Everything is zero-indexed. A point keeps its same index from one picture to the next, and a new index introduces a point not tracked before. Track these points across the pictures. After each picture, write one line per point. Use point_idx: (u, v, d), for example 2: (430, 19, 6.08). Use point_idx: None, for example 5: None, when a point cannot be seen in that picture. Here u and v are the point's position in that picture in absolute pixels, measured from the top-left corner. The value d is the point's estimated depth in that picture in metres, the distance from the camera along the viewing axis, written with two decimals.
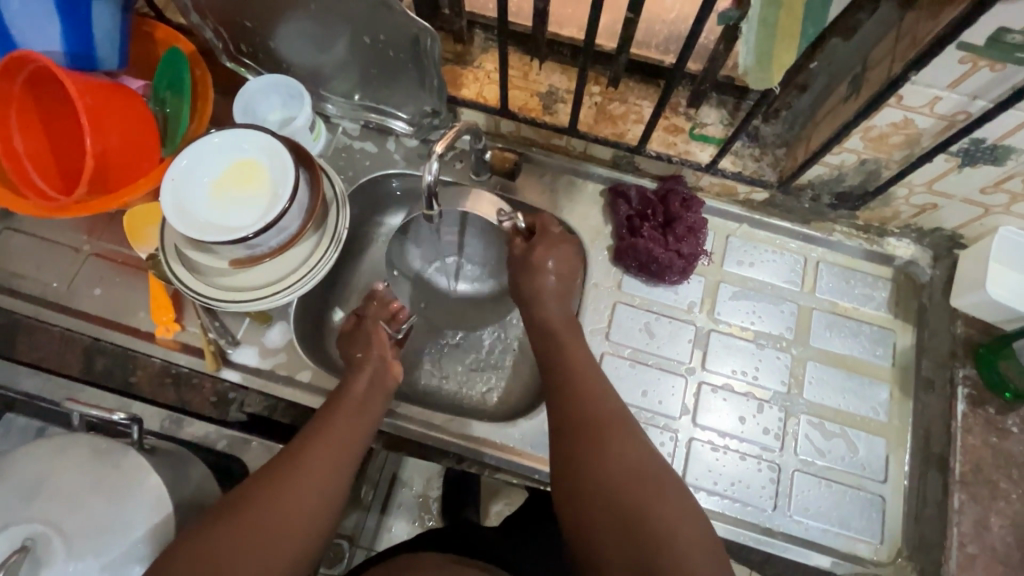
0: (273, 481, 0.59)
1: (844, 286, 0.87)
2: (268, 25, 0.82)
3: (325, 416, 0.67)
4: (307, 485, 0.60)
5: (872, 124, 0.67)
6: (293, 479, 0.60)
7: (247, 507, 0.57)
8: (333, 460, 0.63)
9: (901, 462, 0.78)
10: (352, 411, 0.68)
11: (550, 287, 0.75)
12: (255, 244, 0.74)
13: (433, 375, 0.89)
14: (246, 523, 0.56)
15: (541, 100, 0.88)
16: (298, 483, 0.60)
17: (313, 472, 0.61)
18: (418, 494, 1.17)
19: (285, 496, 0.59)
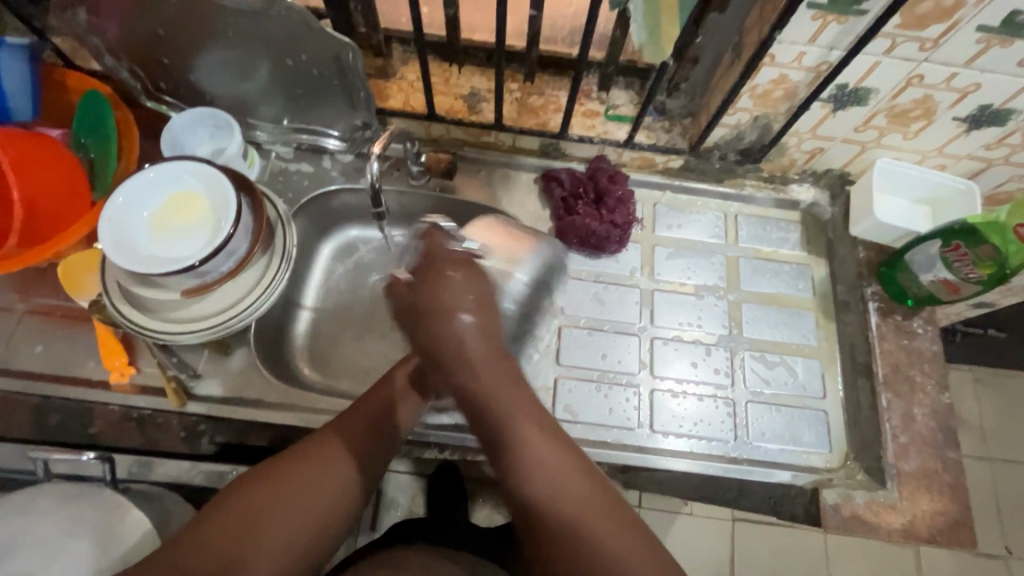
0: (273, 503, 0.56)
1: (762, 233, 0.97)
2: (187, 60, 0.83)
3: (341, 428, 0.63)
4: (332, 486, 0.59)
5: (755, 83, 0.77)
6: (318, 480, 0.58)
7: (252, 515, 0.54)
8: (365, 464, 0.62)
9: (834, 376, 0.88)
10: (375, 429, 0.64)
11: (464, 327, 0.58)
12: (205, 271, 0.75)
13: None
14: (254, 515, 0.54)
15: (465, 102, 0.93)
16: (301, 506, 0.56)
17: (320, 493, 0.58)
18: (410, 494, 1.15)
19: (305, 494, 0.57)
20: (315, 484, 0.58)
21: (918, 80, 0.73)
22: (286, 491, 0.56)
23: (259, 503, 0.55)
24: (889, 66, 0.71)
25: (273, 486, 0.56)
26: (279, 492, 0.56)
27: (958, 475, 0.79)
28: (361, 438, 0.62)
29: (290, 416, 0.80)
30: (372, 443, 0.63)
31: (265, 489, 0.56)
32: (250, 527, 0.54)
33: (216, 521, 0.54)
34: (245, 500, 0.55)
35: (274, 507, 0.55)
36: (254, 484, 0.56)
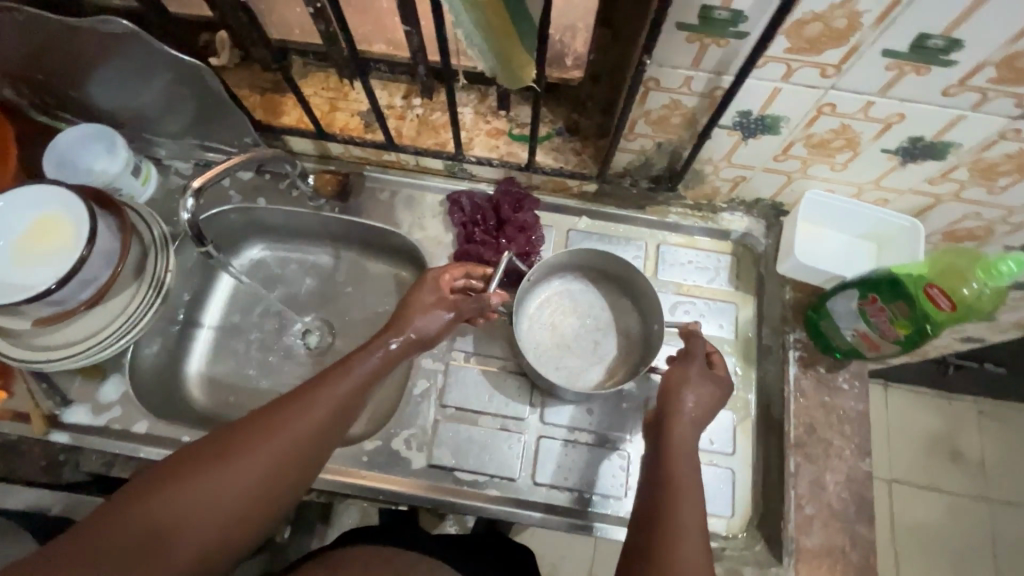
0: (208, 479, 0.53)
1: (685, 265, 0.89)
2: (63, 75, 0.81)
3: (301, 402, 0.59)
4: (264, 475, 0.55)
5: (647, 107, 0.68)
6: (247, 468, 0.55)
7: (182, 493, 0.52)
8: (306, 441, 0.58)
9: (747, 432, 0.79)
10: (337, 412, 0.61)
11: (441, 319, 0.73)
12: (60, 299, 0.72)
13: None
14: (189, 493, 0.52)
15: (362, 119, 0.88)
16: (236, 486, 0.54)
17: (258, 474, 0.55)
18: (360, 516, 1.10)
19: (228, 483, 0.54)
20: (237, 477, 0.54)
21: (830, 109, 0.63)
22: (199, 479, 0.53)
23: (194, 482, 0.53)
24: (792, 93, 0.62)
25: (192, 479, 0.53)
26: (199, 483, 0.53)
27: (867, 555, 0.71)
28: (297, 420, 0.58)
29: (154, 448, 0.78)
30: (312, 428, 0.59)
31: (176, 481, 0.53)
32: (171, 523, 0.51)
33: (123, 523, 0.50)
34: (160, 495, 0.52)
35: (184, 505, 0.52)
36: (167, 474, 0.53)
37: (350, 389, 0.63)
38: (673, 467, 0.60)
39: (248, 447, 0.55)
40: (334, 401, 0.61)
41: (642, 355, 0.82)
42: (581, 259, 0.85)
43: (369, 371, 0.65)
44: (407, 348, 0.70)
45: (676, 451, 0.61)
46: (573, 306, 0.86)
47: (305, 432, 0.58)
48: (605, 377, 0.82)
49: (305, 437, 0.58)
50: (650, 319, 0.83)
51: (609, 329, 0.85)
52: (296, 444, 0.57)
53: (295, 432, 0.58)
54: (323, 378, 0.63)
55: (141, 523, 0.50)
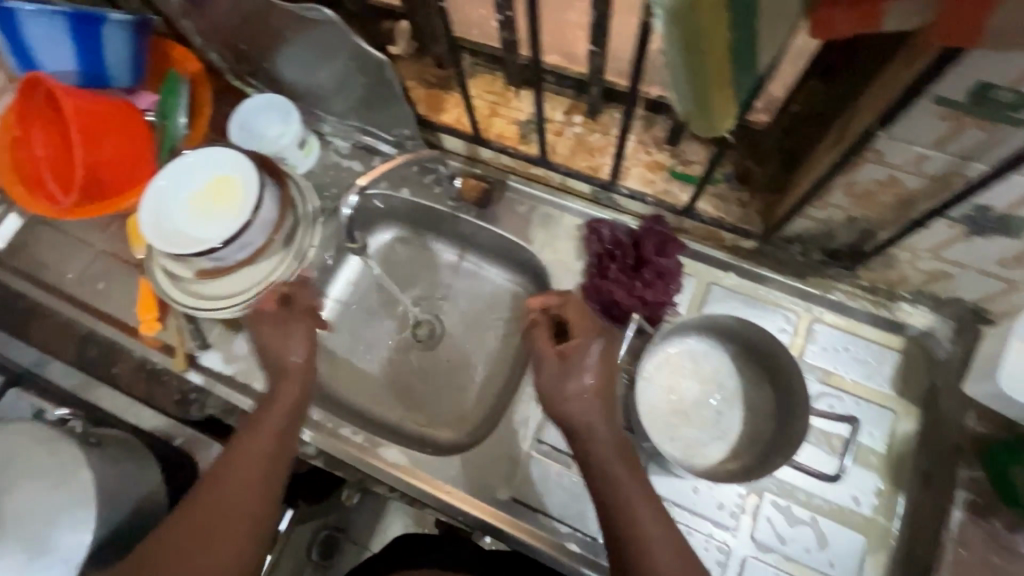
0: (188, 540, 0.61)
1: (840, 352, 0.78)
2: (259, 47, 0.86)
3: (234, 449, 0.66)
4: (224, 508, 0.63)
5: (854, 178, 0.59)
6: (216, 502, 0.63)
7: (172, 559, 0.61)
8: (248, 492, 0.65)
9: (878, 564, 0.69)
10: (254, 460, 0.66)
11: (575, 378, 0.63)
12: (221, 257, 0.78)
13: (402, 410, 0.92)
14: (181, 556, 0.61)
15: (519, 129, 0.86)
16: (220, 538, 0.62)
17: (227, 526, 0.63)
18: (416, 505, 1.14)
19: (218, 519, 0.63)
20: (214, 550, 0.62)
21: None
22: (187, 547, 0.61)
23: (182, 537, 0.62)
24: None
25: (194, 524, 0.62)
26: (200, 519, 0.62)
27: None
28: (228, 471, 0.65)
29: None
30: (250, 465, 0.66)
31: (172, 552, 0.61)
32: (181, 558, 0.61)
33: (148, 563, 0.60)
34: (167, 539, 0.62)
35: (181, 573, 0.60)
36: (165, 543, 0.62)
37: (274, 421, 0.69)
38: (601, 455, 0.62)
39: (198, 491, 0.65)
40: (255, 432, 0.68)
41: (772, 445, 0.72)
42: (720, 324, 0.75)
43: (294, 397, 0.71)
44: (278, 313, 0.74)
45: (598, 445, 0.62)
46: (700, 370, 0.77)
47: (233, 456, 0.66)
48: (726, 459, 0.73)
49: (235, 468, 0.65)
50: (788, 407, 0.72)
51: (738, 400, 0.76)
52: (213, 475, 0.65)
53: (222, 489, 0.64)
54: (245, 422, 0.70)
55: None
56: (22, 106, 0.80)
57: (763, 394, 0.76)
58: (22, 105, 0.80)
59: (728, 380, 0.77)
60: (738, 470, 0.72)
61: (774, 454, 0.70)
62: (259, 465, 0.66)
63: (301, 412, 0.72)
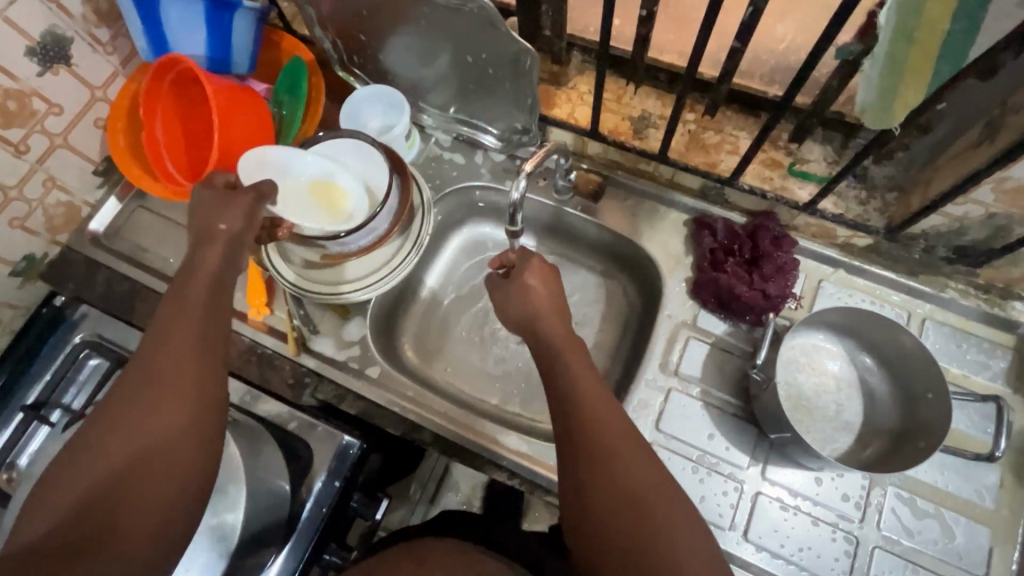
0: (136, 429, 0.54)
1: (955, 349, 0.78)
2: (380, 39, 0.87)
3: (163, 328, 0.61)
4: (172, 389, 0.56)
5: (1007, 174, 0.61)
6: (162, 380, 0.56)
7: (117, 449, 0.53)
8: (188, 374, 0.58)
9: (1007, 558, 0.70)
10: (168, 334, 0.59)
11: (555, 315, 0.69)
12: (345, 241, 0.79)
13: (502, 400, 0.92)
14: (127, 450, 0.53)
15: (633, 124, 0.87)
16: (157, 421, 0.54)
17: (166, 409, 0.55)
18: (462, 500, 1.10)
19: (160, 397, 0.55)
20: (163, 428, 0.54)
21: None
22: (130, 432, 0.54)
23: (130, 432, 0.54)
24: None
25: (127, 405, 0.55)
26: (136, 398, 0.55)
27: None
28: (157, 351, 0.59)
29: (384, 395, 0.83)
30: (181, 335, 0.59)
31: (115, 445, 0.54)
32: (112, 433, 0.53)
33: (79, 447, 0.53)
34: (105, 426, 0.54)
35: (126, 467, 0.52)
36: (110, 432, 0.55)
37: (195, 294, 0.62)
38: (568, 394, 0.63)
39: (142, 369, 0.57)
40: (189, 303, 0.62)
41: (900, 434, 0.73)
42: (833, 318, 0.76)
43: (219, 262, 0.65)
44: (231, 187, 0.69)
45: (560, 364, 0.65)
46: (818, 364, 0.78)
47: (183, 342, 0.58)
48: (857, 448, 0.74)
49: (184, 350, 0.58)
50: (910, 393, 0.74)
51: (858, 393, 0.77)
52: (166, 360, 0.57)
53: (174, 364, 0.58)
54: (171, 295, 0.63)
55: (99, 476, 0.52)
56: (151, 88, 0.80)
57: (882, 388, 0.76)
58: (151, 87, 0.80)
59: (844, 373, 0.78)
60: (873, 457, 0.73)
61: (913, 439, 0.71)
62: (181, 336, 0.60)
63: (223, 282, 0.65)
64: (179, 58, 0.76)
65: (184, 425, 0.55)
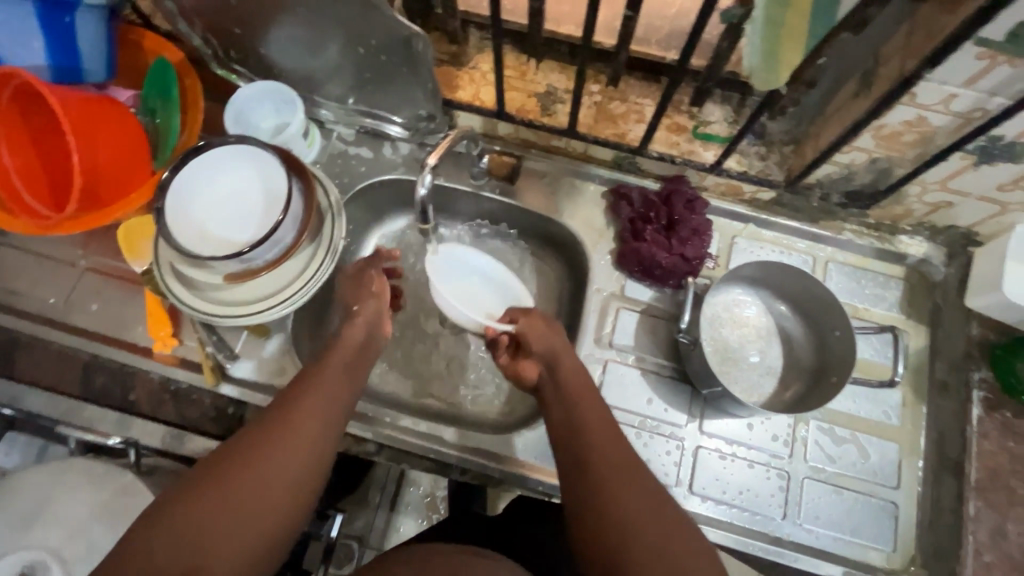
0: (272, 436, 0.57)
1: (855, 286, 0.84)
2: (257, 32, 0.79)
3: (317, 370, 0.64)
4: (285, 474, 0.56)
5: (884, 121, 0.65)
6: (293, 447, 0.57)
7: (252, 452, 0.55)
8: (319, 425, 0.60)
9: (914, 468, 0.77)
10: (335, 389, 0.64)
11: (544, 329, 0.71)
12: (250, 258, 0.72)
13: (439, 400, 0.87)
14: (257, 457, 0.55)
15: (539, 101, 0.86)
16: (288, 444, 0.57)
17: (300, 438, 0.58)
18: (425, 492, 1.02)
19: (272, 477, 0.55)
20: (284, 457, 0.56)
21: None
22: (273, 453, 0.56)
23: (255, 437, 0.57)
24: None
25: (241, 468, 0.54)
26: (252, 471, 0.54)
27: None
28: (318, 392, 0.62)
29: None
30: (311, 426, 0.59)
31: (256, 451, 0.56)
32: (220, 512, 0.51)
33: (191, 494, 0.52)
34: (221, 476, 0.53)
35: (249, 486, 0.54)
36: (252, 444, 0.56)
37: (333, 378, 0.64)
38: (593, 461, 0.58)
39: (271, 431, 0.57)
40: (329, 385, 0.64)
41: (816, 371, 0.79)
42: (750, 273, 0.80)
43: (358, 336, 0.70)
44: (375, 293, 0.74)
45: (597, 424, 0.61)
46: (739, 318, 0.82)
47: (309, 433, 0.59)
48: (780, 391, 0.80)
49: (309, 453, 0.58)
50: (819, 330, 0.80)
51: (775, 338, 0.82)
52: (288, 442, 0.57)
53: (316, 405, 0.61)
54: (305, 371, 0.65)
55: (224, 484, 0.53)
56: None
57: (795, 330, 0.82)
58: None
59: (759, 324, 0.82)
60: (794, 397, 0.79)
61: (828, 374, 0.77)
62: (332, 386, 0.64)
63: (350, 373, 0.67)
64: (12, 70, 0.66)
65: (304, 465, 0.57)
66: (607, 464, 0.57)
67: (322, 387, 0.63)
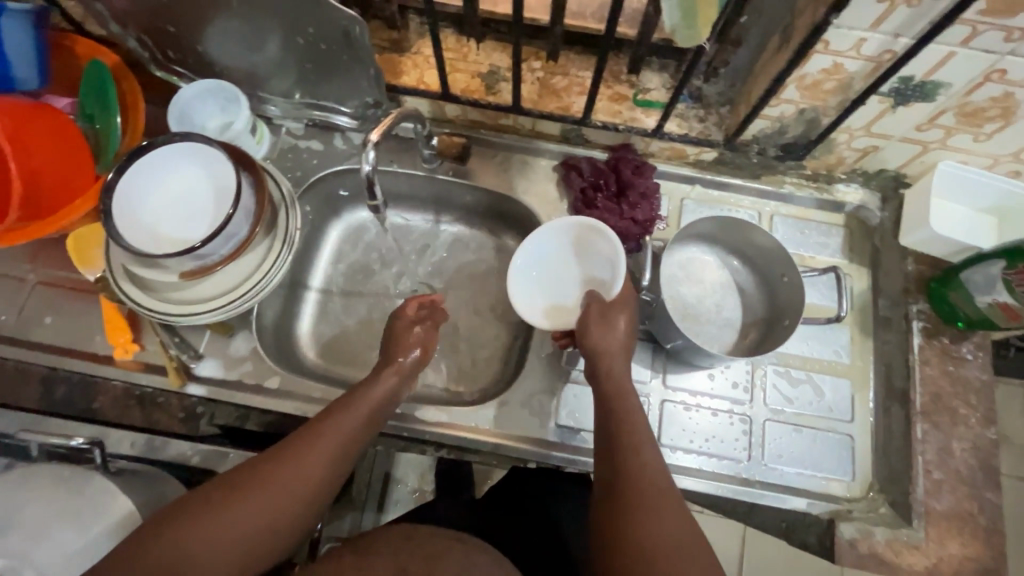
0: (276, 470, 0.57)
1: (800, 236, 0.88)
2: (194, 30, 0.79)
3: (336, 412, 0.64)
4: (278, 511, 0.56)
5: (804, 71, 0.69)
6: (293, 488, 0.57)
7: (254, 483, 0.56)
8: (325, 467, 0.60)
9: (865, 401, 0.81)
10: (351, 435, 0.63)
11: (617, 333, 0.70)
12: (204, 253, 0.72)
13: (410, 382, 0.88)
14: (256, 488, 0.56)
15: (483, 80, 0.87)
16: (289, 481, 0.57)
17: (303, 478, 0.58)
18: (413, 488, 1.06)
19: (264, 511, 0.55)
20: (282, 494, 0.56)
21: (999, 76, 0.63)
22: (273, 490, 0.56)
23: (264, 470, 0.57)
24: (965, 58, 0.62)
25: (238, 497, 0.55)
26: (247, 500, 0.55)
27: (995, 519, 0.75)
28: (332, 436, 0.62)
29: (284, 404, 0.79)
30: (317, 467, 0.59)
31: (255, 484, 0.56)
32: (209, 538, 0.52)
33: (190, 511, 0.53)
34: (220, 501, 0.54)
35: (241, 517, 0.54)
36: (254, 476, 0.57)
37: (350, 423, 0.63)
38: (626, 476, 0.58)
39: (276, 467, 0.58)
40: (345, 428, 0.63)
41: (770, 318, 0.83)
42: (707, 230, 0.84)
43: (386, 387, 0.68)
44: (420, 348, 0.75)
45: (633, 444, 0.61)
46: (693, 275, 0.86)
47: (311, 476, 0.58)
48: (739, 338, 0.83)
49: (306, 493, 0.58)
50: (769, 278, 0.84)
51: (730, 291, 0.86)
52: (290, 481, 0.57)
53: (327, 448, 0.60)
54: (326, 413, 0.64)
55: (218, 509, 0.54)
56: None
57: (747, 281, 0.86)
58: None
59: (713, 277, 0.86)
60: (753, 343, 0.83)
61: (779, 319, 0.81)
62: (347, 432, 0.63)
63: (381, 414, 0.67)
64: None
65: (298, 505, 0.57)
66: (637, 481, 0.58)
67: (337, 432, 0.62)
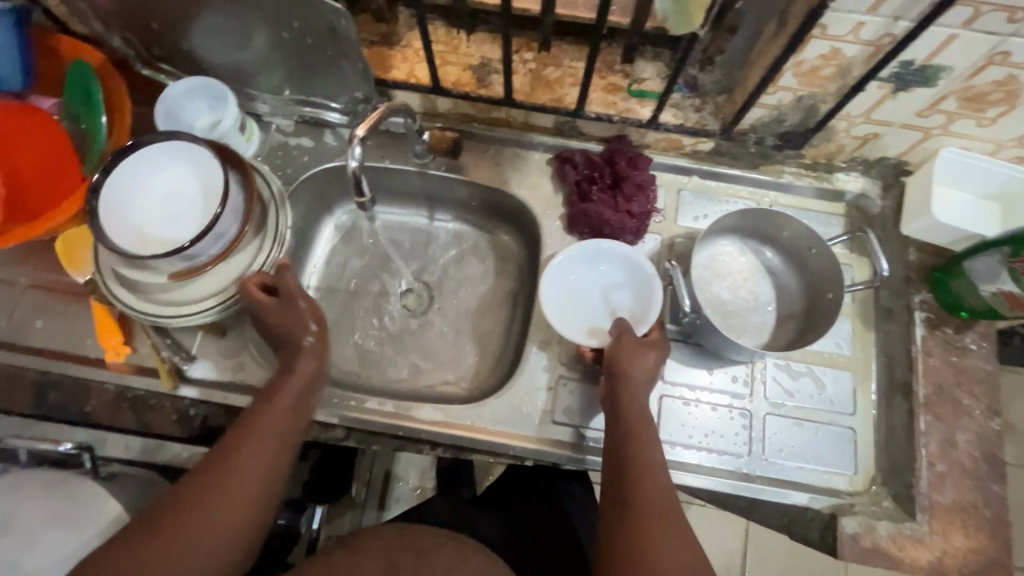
0: (215, 483, 0.57)
1: None
2: (179, 26, 0.78)
3: (262, 408, 0.64)
4: (227, 522, 0.56)
5: (801, 57, 0.67)
6: (230, 495, 0.57)
7: (193, 501, 0.56)
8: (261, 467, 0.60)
9: (867, 393, 0.80)
10: (285, 434, 0.63)
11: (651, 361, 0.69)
12: (193, 254, 0.71)
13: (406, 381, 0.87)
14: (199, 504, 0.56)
15: (475, 73, 0.86)
16: (227, 490, 0.57)
17: (239, 484, 0.58)
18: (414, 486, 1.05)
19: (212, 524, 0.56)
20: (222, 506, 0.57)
21: (1003, 59, 0.61)
22: (211, 503, 0.56)
23: (194, 486, 0.57)
24: (967, 40, 0.60)
25: (181, 517, 0.55)
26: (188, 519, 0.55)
27: (1000, 511, 0.73)
28: (264, 437, 0.62)
29: None
30: (253, 469, 0.59)
31: (199, 501, 0.56)
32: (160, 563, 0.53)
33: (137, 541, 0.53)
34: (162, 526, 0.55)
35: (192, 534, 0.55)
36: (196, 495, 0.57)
37: (281, 419, 0.64)
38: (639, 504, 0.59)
39: (211, 482, 0.58)
40: (271, 424, 0.63)
41: (806, 309, 0.82)
42: (733, 223, 0.83)
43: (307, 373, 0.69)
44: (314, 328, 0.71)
45: (636, 460, 0.62)
46: (724, 268, 0.85)
47: (247, 482, 0.59)
48: (777, 332, 0.82)
49: (249, 498, 0.58)
50: (798, 256, 0.83)
51: (764, 280, 0.85)
52: (225, 490, 0.57)
53: (260, 450, 0.61)
54: (249, 413, 0.64)
55: (165, 535, 0.54)
56: None
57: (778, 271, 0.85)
58: None
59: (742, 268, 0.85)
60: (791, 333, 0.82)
61: (821, 293, 0.80)
62: (279, 428, 0.63)
63: (307, 398, 0.68)
64: None
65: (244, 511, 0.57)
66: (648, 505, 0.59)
67: (266, 431, 0.62)
